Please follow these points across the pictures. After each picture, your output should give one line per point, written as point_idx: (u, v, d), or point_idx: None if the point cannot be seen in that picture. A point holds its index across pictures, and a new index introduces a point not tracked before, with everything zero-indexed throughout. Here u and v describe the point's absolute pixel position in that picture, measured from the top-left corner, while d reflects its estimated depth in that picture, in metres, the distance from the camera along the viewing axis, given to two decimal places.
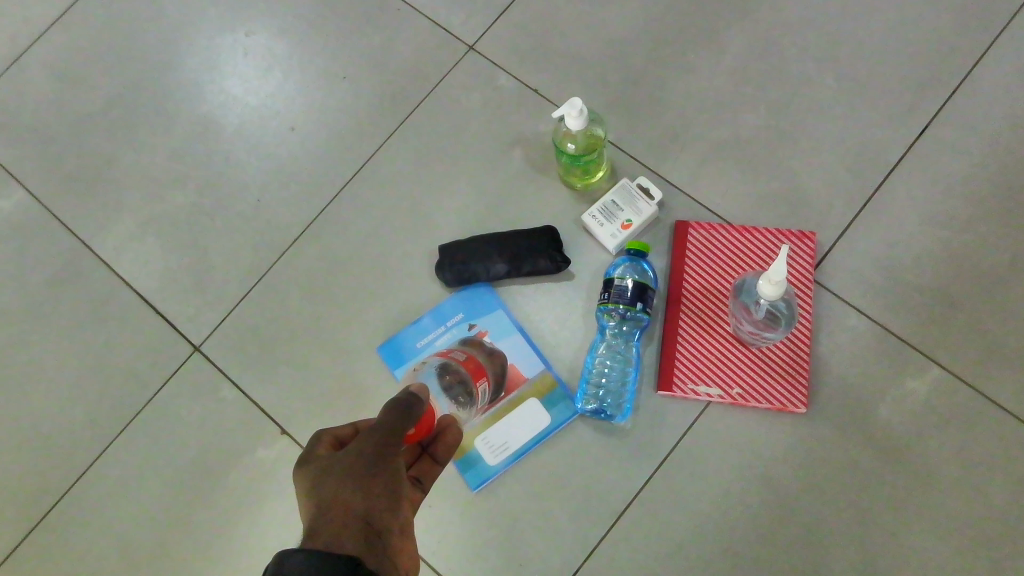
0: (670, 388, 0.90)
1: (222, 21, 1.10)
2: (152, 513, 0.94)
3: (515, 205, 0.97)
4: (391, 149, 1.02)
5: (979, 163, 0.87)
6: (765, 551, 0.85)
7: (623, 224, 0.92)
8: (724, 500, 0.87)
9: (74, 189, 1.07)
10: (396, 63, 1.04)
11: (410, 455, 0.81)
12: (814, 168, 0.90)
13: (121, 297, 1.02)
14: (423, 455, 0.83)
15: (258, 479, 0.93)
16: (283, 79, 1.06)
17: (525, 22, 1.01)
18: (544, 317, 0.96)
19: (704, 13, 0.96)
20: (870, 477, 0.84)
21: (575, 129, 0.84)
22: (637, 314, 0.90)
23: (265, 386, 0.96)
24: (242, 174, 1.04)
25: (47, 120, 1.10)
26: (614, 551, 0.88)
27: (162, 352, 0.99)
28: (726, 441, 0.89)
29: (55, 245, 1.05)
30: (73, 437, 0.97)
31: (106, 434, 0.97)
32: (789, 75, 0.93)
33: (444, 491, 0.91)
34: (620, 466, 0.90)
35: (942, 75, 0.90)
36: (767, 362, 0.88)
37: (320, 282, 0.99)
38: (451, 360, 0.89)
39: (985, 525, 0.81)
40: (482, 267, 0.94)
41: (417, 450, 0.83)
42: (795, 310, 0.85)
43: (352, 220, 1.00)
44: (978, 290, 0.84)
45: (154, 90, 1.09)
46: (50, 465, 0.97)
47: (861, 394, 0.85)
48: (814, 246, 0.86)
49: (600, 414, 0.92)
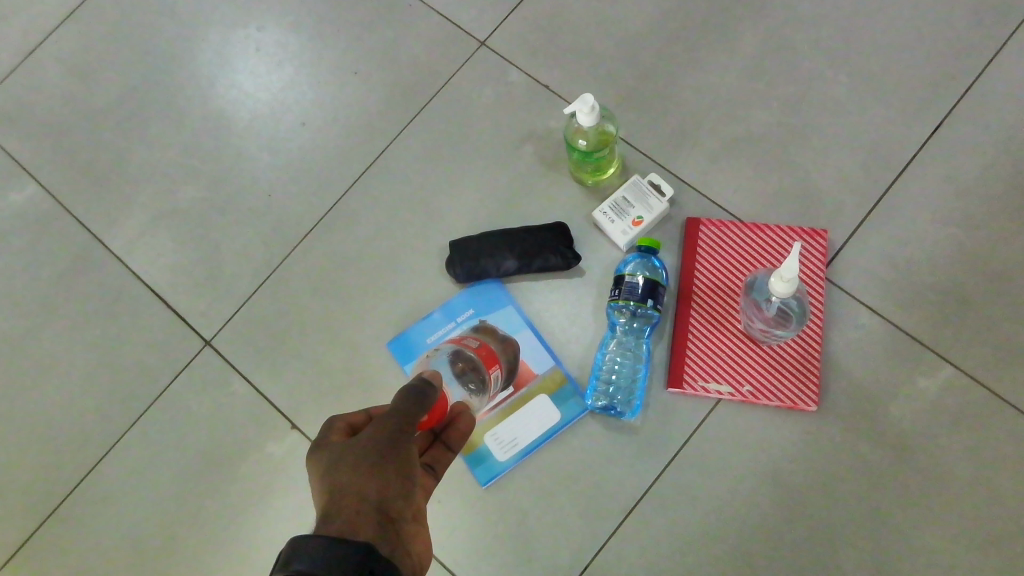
0: (680, 384, 0.92)
1: (236, 16, 1.10)
2: (164, 506, 0.94)
3: (526, 200, 0.98)
4: (403, 143, 1.02)
5: (991, 161, 0.87)
6: (775, 549, 0.85)
7: (635, 219, 0.92)
8: (734, 498, 0.87)
9: (90, 184, 1.07)
10: (408, 59, 1.05)
11: (422, 444, 0.81)
12: (828, 164, 0.89)
13: (134, 290, 1.02)
14: (436, 444, 0.82)
15: (270, 471, 0.93)
16: (295, 73, 1.07)
17: (536, 18, 1.01)
18: (554, 313, 0.96)
19: (717, 7, 0.96)
20: (880, 474, 0.83)
21: (586, 126, 0.86)
22: (648, 311, 0.91)
23: (276, 379, 0.96)
24: (255, 169, 1.04)
25: (65, 115, 1.10)
26: (621, 548, 0.88)
27: (173, 347, 0.99)
28: (736, 437, 0.88)
29: (68, 238, 1.05)
30: (87, 429, 0.98)
31: (119, 426, 0.97)
32: (802, 72, 0.93)
33: (458, 485, 0.91)
34: (629, 461, 0.90)
35: (955, 72, 0.90)
36: (777, 359, 0.88)
37: (335, 276, 0.99)
38: (464, 348, 0.88)
39: (992, 523, 0.80)
40: (492, 263, 0.94)
41: (429, 439, 0.82)
42: (806, 307, 0.86)
43: (365, 215, 1.00)
44: (995, 290, 0.83)
45: (171, 85, 1.10)
46: (63, 458, 0.97)
47: (871, 392, 0.85)
48: (828, 243, 0.84)
49: (610, 409, 0.93)
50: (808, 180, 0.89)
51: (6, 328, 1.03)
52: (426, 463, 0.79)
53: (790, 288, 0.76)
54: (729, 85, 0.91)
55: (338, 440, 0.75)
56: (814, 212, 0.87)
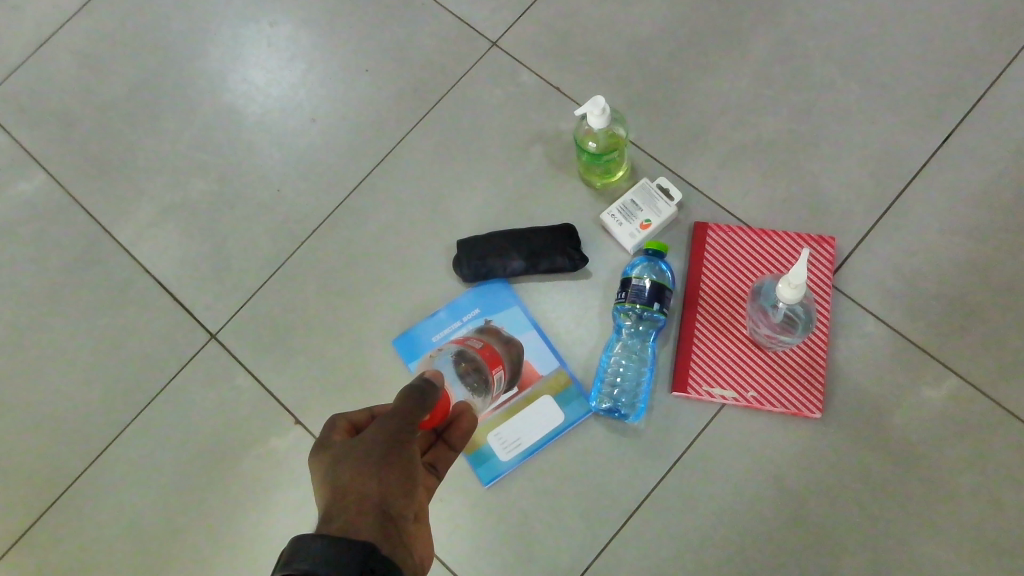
0: (684, 389, 0.83)
1: (246, 11, 1.06)
2: (171, 504, 0.89)
3: (534, 201, 0.93)
4: (412, 142, 0.98)
5: (1004, 173, 0.88)
6: (791, 568, 0.79)
7: (642, 223, 0.88)
8: (748, 513, 0.81)
9: (78, 170, 1.03)
10: (420, 59, 1.01)
11: (422, 443, 0.67)
12: (834, 175, 0.90)
13: (141, 281, 0.97)
14: (435, 443, 0.68)
15: (258, 464, 0.89)
16: (306, 68, 1.02)
17: (549, 17, 1.00)
18: (561, 316, 0.89)
19: (725, 15, 0.97)
20: (895, 487, 0.80)
21: (596, 130, 0.79)
22: (654, 315, 0.82)
23: (267, 374, 0.91)
24: (261, 161, 1.00)
25: (46, 100, 1.06)
26: (610, 561, 0.81)
27: (179, 339, 0.94)
28: (754, 448, 0.82)
29: (61, 225, 1.01)
30: (81, 419, 0.93)
31: (107, 419, 0.93)
32: (814, 80, 0.94)
33: (455, 483, 0.85)
34: (634, 466, 0.83)
35: (970, 84, 0.91)
36: (783, 365, 0.82)
37: (331, 274, 0.94)
38: (467, 348, 0.81)
39: (1002, 536, 0.78)
40: (499, 263, 0.88)
41: (430, 437, 0.68)
42: (812, 315, 0.80)
43: (359, 210, 0.96)
44: (991, 297, 0.84)
45: (160, 77, 1.06)
46: (73, 452, 0.92)
47: (880, 401, 0.82)
48: (835, 251, 0.86)
49: (614, 413, 0.84)
50: (816, 185, 0.90)
51: (26, 314, 0.98)
52: (427, 462, 0.67)
53: (798, 295, 0.70)
54: (737, 102, 0.94)
55: (337, 438, 0.58)
56: (819, 223, 0.88)
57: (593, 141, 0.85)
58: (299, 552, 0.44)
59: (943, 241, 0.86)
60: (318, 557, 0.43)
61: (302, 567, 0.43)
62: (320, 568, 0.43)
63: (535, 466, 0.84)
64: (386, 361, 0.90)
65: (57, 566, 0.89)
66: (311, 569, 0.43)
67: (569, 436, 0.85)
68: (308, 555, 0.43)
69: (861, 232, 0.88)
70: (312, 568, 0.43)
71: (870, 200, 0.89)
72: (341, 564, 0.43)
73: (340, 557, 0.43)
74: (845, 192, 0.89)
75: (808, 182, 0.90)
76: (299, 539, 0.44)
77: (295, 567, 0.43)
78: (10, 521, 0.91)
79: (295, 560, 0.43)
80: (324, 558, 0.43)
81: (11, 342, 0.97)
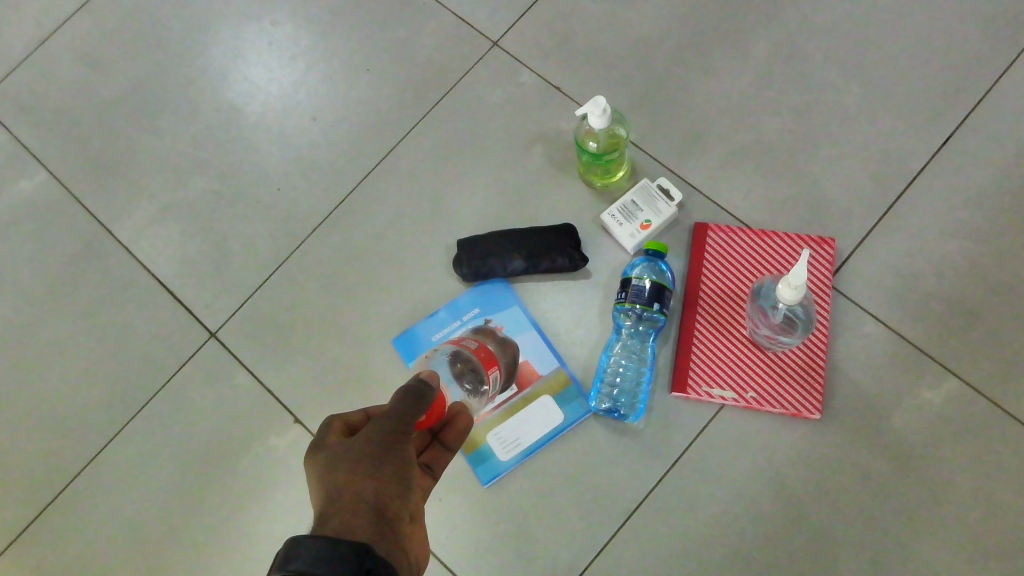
0: (684, 389, 0.83)
1: (247, 11, 1.06)
2: (171, 502, 0.89)
3: (534, 201, 0.93)
4: (412, 141, 0.98)
5: (1005, 175, 0.88)
6: (791, 569, 0.79)
7: (642, 224, 0.88)
8: (747, 513, 0.81)
9: (79, 168, 1.03)
10: (421, 59, 1.01)
11: (418, 443, 0.67)
12: (834, 176, 0.90)
13: (140, 279, 0.97)
14: (431, 443, 0.68)
15: (257, 462, 0.89)
16: (307, 67, 1.02)
17: (550, 18, 1.00)
18: (561, 316, 0.89)
19: (725, 17, 0.97)
20: (895, 488, 0.80)
21: (596, 130, 0.80)
22: (654, 315, 0.82)
23: (267, 373, 0.91)
24: (262, 159, 1.00)
25: (47, 98, 1.06)
26: (609, 561, 0.81)
27: (178, 337, 0.94)
28: (754, 449, 0.82)
29: (61, 223, 1.01)
30: (80, 417, 0.93)
31: (106, 417, 0.93)
32: (814, 82, 0.94)
33: (454, 482, 0.85)
34: (634, 467, 0.83)
35: (970, 86, 0.91)
36: (783, 366, 0.82)
37: (331, 273, 0.94)
38: (463, 348, 0.83)
39: (1001, 538, 0.78)
40: (499, 262, 0.88)
41: (425, 437, 0.68)
42: (811, 315, 0.80)
43: (358, 210, 0.96)
44: (991, 298, 0.84)
45: (161, 76, 1.06)
46: (72, 450, 0.92)
47: (880, 403, 0.82)
48: (835, 252, 0.86)
49: (613, 413, 0.84)
50: (817, 187, 0.90)
51: (25, 313, 0.98)
52: (423, 463, 0.66)
53: (798, 295, 0.70)
54: (737, 103, 0.94)
55: (333, 439, 0.58)
56: (819, 224, 0.89)
57: (593, 141, 0.85)
58: (294, 553, 0.44)
59: (943, 243, 0.86)
60: (312, 558, 0.43)
61: (296, 569, 0.43)
62: (314, 569, 0.43)
63: (534, 466, 0.84)
64: (386, 361, 0.90)
65: (55, 564, 0.89)
66: (306, 570, 0.43)
67: (568, 437, 0.85)
68: (302, 557, 0.43)
69: (861, 233, 0.88)
70: (306, 569, 0.43)
71: (870, 201, 0.89)
72: (336, 565, 0.43)
73: (334, 558, 0.43)
74: (845, 194, 0.89)
75: (808, 183, 0.90)
76: (294, 540, 0.44)
77: (289, 569, 0.43)
78: (8, 518, 0.91)
79: (289, 561, 0.43)
80: (318, 559, 0.43)
81: (9, 340, 0.97)
